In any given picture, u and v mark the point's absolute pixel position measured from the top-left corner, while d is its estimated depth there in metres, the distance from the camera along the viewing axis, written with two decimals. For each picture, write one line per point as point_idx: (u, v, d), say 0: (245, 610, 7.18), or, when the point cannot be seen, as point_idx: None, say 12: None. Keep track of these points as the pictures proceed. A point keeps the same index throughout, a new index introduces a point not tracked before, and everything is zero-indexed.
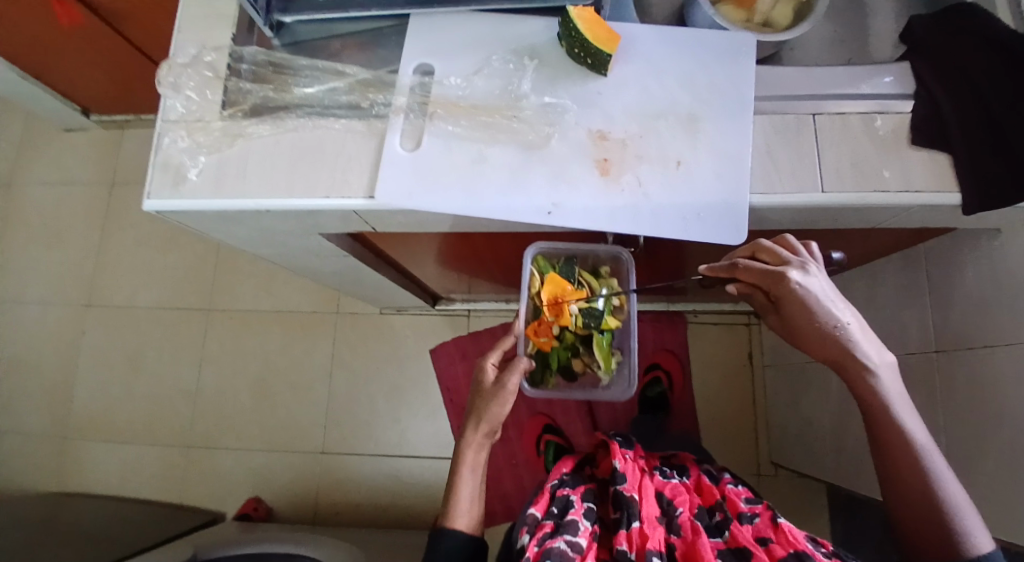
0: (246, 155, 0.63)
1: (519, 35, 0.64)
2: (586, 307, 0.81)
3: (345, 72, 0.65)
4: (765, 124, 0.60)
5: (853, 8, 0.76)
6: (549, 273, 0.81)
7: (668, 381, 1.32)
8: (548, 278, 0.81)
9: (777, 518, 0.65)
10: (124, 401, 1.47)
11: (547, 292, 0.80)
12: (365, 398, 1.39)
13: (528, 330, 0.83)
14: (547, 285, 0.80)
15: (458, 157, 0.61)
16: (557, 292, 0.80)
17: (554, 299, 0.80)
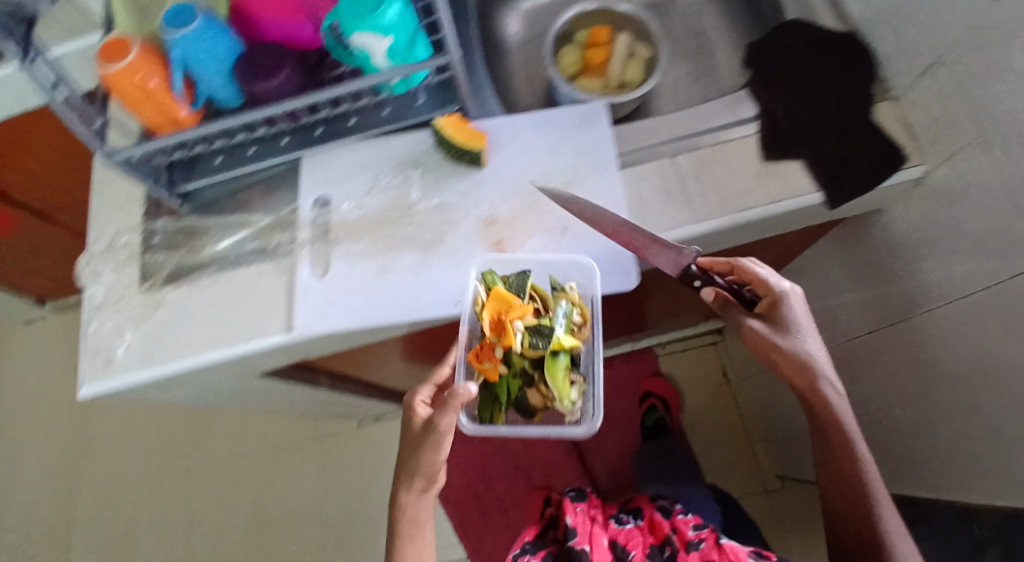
0: (169, 322, 0.67)
1: (400, 151, 0.70)
2: (535, 325, 0.59)
3: (249, 221, 0.70)
4: (632, 175, 0.66)
5: (698, 46, 0.83)
6: (495, 284, 0.59)
7: (666, 406, 1.31)
8: (491, 291, 0.58)
9: (720, 540, 0.81)
10: None
11: (488, 311, 0.58)
12: (363, 517, 1.35)
13: (468, 355, 0.60)
14: (489, 300, 0.58)
15: (363, 274, 0.65)
16: (498, 307, 0.58)
17: (496, 315, 0.58)
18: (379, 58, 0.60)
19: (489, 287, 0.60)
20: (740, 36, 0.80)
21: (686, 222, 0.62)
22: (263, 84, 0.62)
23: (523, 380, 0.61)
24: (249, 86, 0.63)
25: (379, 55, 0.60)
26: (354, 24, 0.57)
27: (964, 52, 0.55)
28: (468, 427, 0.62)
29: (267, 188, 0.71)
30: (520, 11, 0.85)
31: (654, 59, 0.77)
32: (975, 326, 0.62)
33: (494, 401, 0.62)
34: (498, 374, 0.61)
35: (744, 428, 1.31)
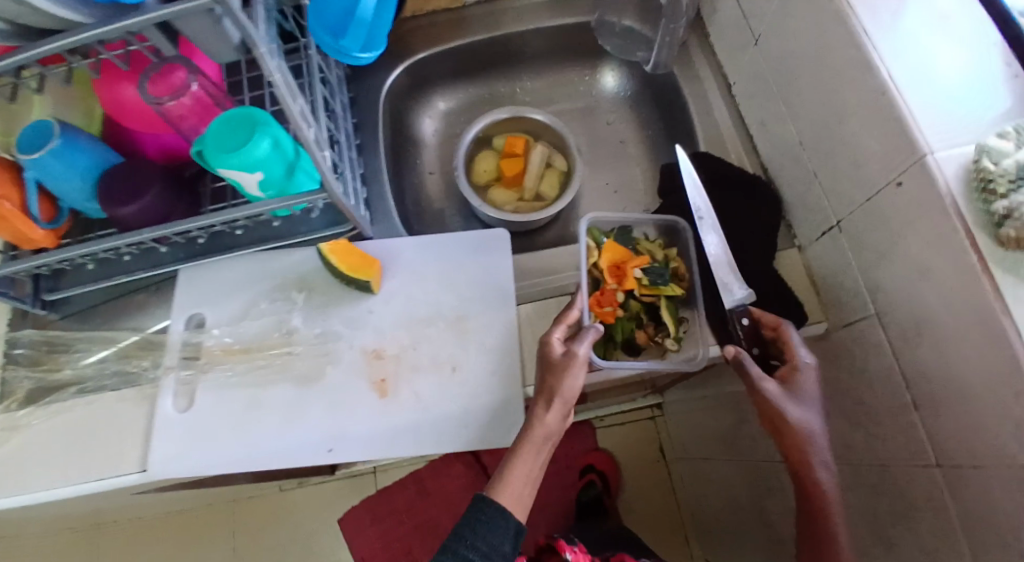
0: (19, 451, 0.60)
1: (286, 269, 0.66)
2: (654, 268, 0.60)
3: (114, 339, 0.65)
4: (528, 311, 0.63)
5: (621, 157, 0.80)
6: (608, 240, 0.61)
7: (603, 483, 1.27)
8: (605, 244, 0.61)
9: None
10: None
11: (607, 258, 0.59)
12: None
13: (589, 301, 0.57)
14: (606, 251, 0.60)
15: (232, 407, 0.60)
16: (618, 257, 0.60)
17: (614, 264, 0.60)
18: (253, 187, 0.57)
19: (594, 242, 0.62)
20: (662, 152, 0.78)
21: None
22: (123, 209, 0.57)
23: (634, 322, 0.61)
24: (109, 210, 0.58)
25: (252, 185, 0.57)
26: (220, 160, 0.53)
27: (860, 224, 0.52)
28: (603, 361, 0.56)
29: (144, 301, 0.67)
30: (436, 111, 0.82)
31: (570, 173, 0.76)
32: (863, 497, 0.59)
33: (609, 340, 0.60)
34: (614, 318, 0.59)
35: (677, 508, 1.27)
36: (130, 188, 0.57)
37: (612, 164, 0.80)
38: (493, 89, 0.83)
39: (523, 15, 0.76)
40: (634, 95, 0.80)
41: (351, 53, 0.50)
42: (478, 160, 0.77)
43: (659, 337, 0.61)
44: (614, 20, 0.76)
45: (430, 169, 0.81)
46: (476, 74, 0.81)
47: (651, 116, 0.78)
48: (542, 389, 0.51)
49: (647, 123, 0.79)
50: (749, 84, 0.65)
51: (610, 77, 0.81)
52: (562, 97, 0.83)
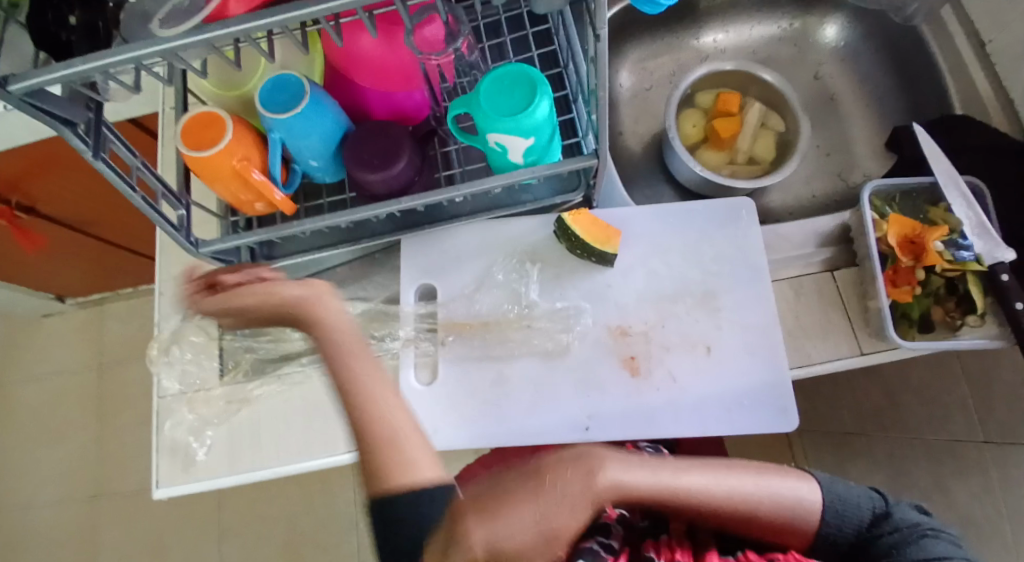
0: (255, 422, 0.60)
1: (514, 238, 0.63)
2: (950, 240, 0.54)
3: (344, 310, 0.63)
4: (783, 289, 0.60)
5: (828, 119, 0.77)
6: (892, 213, 0.55)
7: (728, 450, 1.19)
8: (892, 216, 0.55)
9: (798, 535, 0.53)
10: None
11: (896, 235, 0.54)
12: None
13: (884, 281, 0.54)
14: (895, 226, 0.54)
15: (478, 380, 0.59)
16: (908, 231, 0.54)
17: (906, 239, 0.54)
18: (516, 155, 0.53)
19: (877, 213, 0.56)
20: (880, 115, 0.74)
21: (851, 354, 0.56)
22: (372, 174, 0.54)
23: (933, 298, 0.55)
24: (354, 173, 0.55)
25: (517, 152, 0.53)
26: (492, 122, 0.49)
27: None
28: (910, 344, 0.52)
29: (361, 268, 0.65)
30: (631, 65, 0.79)
31: (789, 135, 0.71)
32: None
33: (905, 318, 0.54)
34: (910, 297, 0.54)
35: None
36: (381, 151, 0.54)
37: (823, 125, 0.77)
38: (691, 42, 0.80)
39: None
40: (854, 48, 0.77)
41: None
42: (685, 120, 0.74)
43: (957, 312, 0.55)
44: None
45: (624, 129, 0.79)
46: (676, 23, 0.79)
47: (878, 70, 0.75)
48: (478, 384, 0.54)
49: (870, 79, 0.76)
50: (1014, 45, 0.60)
51: (831, 26, 0.78)
52: (764, 50, 0.80)
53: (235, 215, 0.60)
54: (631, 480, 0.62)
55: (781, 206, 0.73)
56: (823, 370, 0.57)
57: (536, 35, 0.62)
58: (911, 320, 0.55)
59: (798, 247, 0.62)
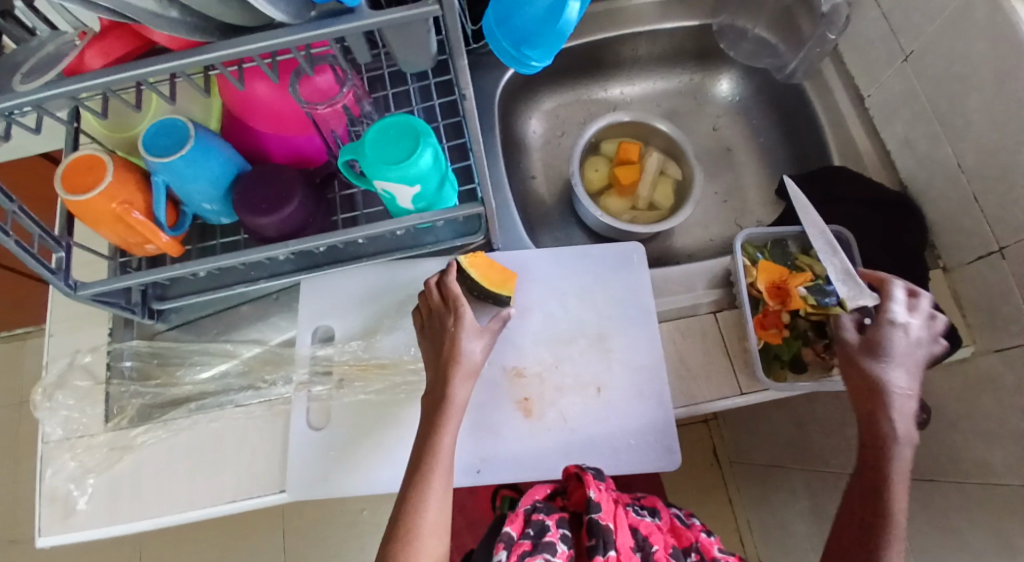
0: (138, 470, 0.58)
1: (413, 281, 0.64)
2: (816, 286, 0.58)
3: (237, 352, 0.62)
4: (672, 331, 0.62)
5: (726, 167, 0.82)
6: (761, 260, 0.60)
7: None
8: (761, 263, 0.59)
9: None
10: None
11: (764, 281, 0.58)
12: None
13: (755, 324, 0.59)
14: (762, 273, 0.59)
15: (372, 424, 0.59)
16: (776, 278, 0.59)
17: (773, 285, 0.59)
18: (405, 201, 0.54)
19: (749, 259, 0.60)
20: (773, 165, 0.79)
21: (731, 394, 0.58)
22: (263, 219, 0.54)
23: (801, 340, 0.60)
24: (245, 218, 0.55)
25: (405, 198, 0.54)
26: (379, 171, 0.50)
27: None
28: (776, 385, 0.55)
29: (260, 310, 0.64)
30: (540, 112, 0.82)
31: (685, 182, 0.75)
32: None
33: (777, 359, 0.58)
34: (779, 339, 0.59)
35: (732, 512, 1.21)
36: (272, 196, 0.54)
37: (721, 171, 0.82)
38: (598, 93, 0.84)
39: (642, 15, 0.76)
40: (748, 101, 0.82)
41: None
42: (590, 167, 0.77)
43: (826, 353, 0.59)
44: (745, 27, 0.77)
45: (535, 172, 0.81)
46: (583, 76, 0.82)
47: (770, 122, 0.80)
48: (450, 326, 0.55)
49: (763, 131, 0.81)
50: (884, 104, 0.65)
51: (725, 82, 0.83)
52: (667, 102, 0.85)
53: (124, 256, 0.59)
54: (576, 501, 0.53)
55: (682, 249, 0.76)
56: (706, 409, 0.59)
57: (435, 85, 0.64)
58: (782, 360, 0.59)
59: (687, 290, 0.64)
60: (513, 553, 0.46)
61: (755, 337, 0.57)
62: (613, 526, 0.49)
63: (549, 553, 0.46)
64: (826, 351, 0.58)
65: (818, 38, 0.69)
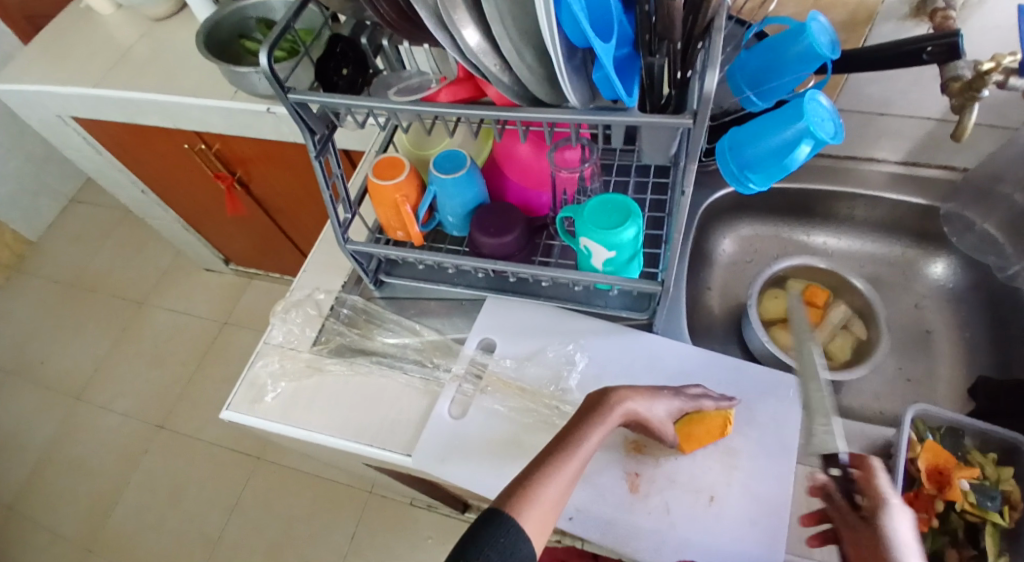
0: (317, 389, 0.73)
1: (577, 333, 0.72)
2: (981, 484, 0.54)
3: (420, 332, 0.76)
4: (804, 477, 0.62)
5: (914, 346, 0.79)
6: (931, 441, 0.56)
7: None
8: (927, 442, 0.56)
9: None
10: (153, 526, 1.53)
11: (925, 462, 0.55)
12: None
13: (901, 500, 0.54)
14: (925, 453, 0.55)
15: (497, 434, 0.67)
16: (940, 462, 0.55)
17: (935, 468, 0.55)
18: (598, 262, 0.65)
19: (914, 434, 0.57)
20: (969, 365, 0.75)
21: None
22: (488, 240, 0.68)
23: (948, 537, 0.54)
24: (474, 235, 0.69)
25: (599, 259, 0.64)
26: (588, 230, 0.61)
27: None
28: None
29: (448, 308, 0.78)
30: (736, 235, 0.90)
31: (868, 344, 0.76)
32: None
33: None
34: (925, 526, 0.54)
35: None
36: (502, 225, 0.68)
37: (909, 349, 0.79)
38: (800, 237, 0.89)
39: (866, 180, 0.82)
40: (961, 291, 0.80)
41: (751, 103, 0.63)
42: (770, 296, 0.81)
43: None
44: (973, 220, 0.76)
45: (712, 285, 0.87)
46: (789, 217, 0.88)
47: (981, 319, 0.77)
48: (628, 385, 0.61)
49: (970, 326, 0.78)
50: None
51: (938, 265, 0.82)
52: (870, 265, 0.86)
53: (380, 233, 0.77)
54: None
55: (839, 407, 0.74)
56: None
57: (656, 183, 0.76)
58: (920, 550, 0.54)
59: None
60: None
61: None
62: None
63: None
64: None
65: None
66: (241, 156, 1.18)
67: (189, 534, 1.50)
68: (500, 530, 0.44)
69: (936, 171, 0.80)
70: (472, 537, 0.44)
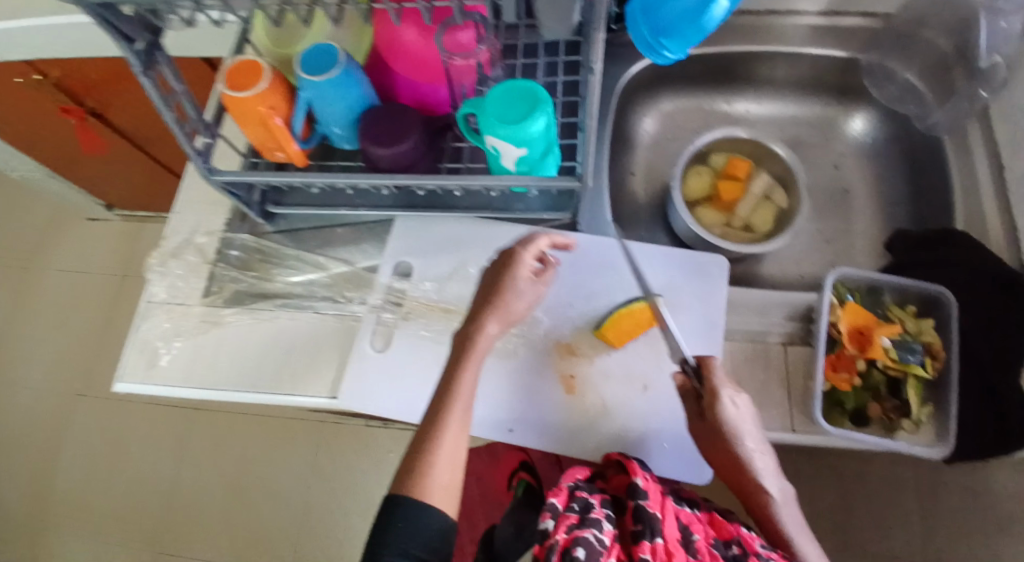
0: (217, 344, 0.65)
1: (496, 241, 0.67)
2: (901, 340, 0.54)
3: (326, 266, 0.68)
4: (734, 352, 0.60)
5: (836, 207, 0.78)
6: (850, 301, 0.56)
7: None
8: (849, 304, 0.56)
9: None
10: (104, 491, 1.43)
11: (847, 323, 0.55)
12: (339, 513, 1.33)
13: (824, 363, 0.55)
14: (846, 314, 0.55)
15: (425, 361, 0.62)
16: (860, 322, 0.55)
17: (856, 329, 0.55)
18: (509, 161, 0.57)
19: (837, 299, 0.57)
20: (887, 218, 0.76)
21: (780, 428, 0.56)
22: (380, 150, 0.59)
23: (870, 393, 0.54)
24: (365, 147, 0.60)
25: (509, 159, 0.57)
26: (492, 126, 0.54)
27: None
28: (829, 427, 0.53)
29: (353, 233, 0.70)
30: (656, 112, 0.84)
31: (787, 212, 0.74)
32: None
33: (836, 405, 0.54)
34: (846, 386, 0.55)
35: None
36: (393, 131, 0.59)
37: (830, 212, 0.78)
38: (722, 107, 0.84)
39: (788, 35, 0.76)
40: (880, 145, 0.79)
41: None
42: (694, 172, 0.77)
43: (895, 415, 0.54)
44: (895, 69, 0.75)
45: (636, 170, 0.83)
46: (710, 85, 0.83)
47: (897, 171, 0.76)
48: (495, 287, 0.56)
49: (888, 180, 0.77)
50: None
51: (858, 120, 0.80)
52: (792, 128, 0.83)
53: (255, 157, 0.66)
54: (616, 485, 0.55)
55: (767, 278, 0.74)
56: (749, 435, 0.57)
57: (565, 62, 0.67)
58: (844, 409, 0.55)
59: (763, 316, 0.62)
60: (560, 524, 0.49)
61: (820, 378, 0.54)
62: (660, 515, 0.50)
63: (596, 528, 0.48)
64: (894, 412, 0.53)
65: (971, 92, 0.67)
66: (79, 78, 0.97)
67: (137, 497, 1.42)
68: (395, 521, 0.46)
69: (855, 19, 0.73)
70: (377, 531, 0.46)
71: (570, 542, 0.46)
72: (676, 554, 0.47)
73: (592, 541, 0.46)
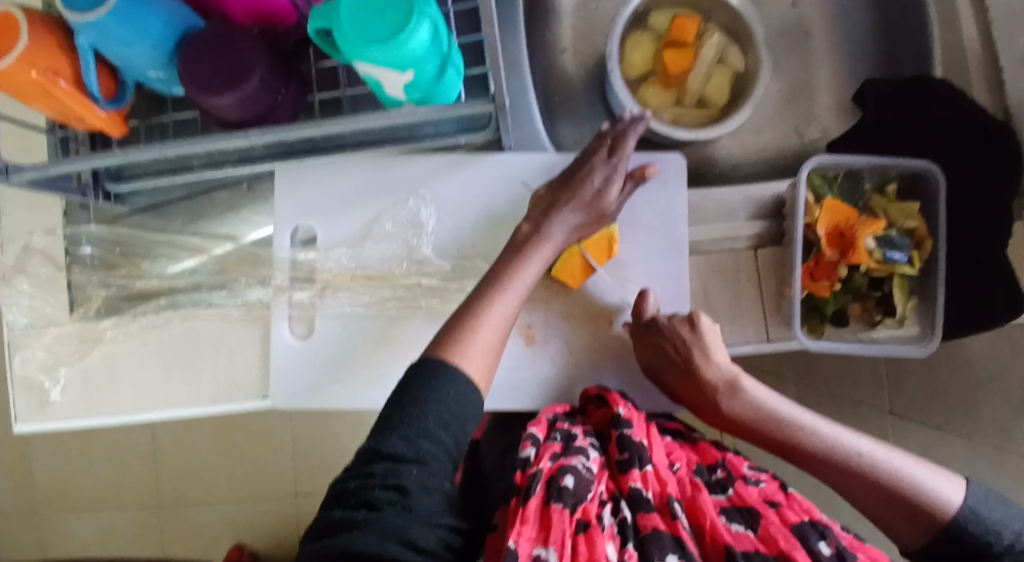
0: (110, 366, 0.54)
1: (410, 180, 0.55)
2: (882, 235, 0.49)
3: (205, 248, 0.57)
4: (700, 265, 0.54)
5: (796, 59, 0.67)
6: (829, 197, 0.50)
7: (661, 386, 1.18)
8: (826, 202, 0.49)
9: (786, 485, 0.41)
10: (53, 472, 1.10)
11: (825, 224, 0.49)
12: (332, 438, 1.04)
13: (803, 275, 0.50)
14: (823, 214, 0.49)
15: (358, 338, 0.54)
16: (839, 221, 0.49)
17: (835, 230, 0.49)
18: (394, 89, 0.44)
19: (812, 194, 0.50)
20: (854, 65, 0.65)
21: (754, 340, 0.52)
22: (220, 99, 0.44)
23: (852, 295, 0.51)
24: (198, 98, 0.44)
25: (395, 86, 0.43)
26: (361, 50, 0.38)
27: None
28: (815, 346, 0.49)
29: (229, 200, 0.58)
30: None
31: (745, 77, 0.63)
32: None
33: (816, 314, 0.51)
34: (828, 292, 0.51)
35: None
36: (224, 69, 0.43)
37: (792, 67, 0.67)
38: None
39: None
40: None
41: None
42: (630, 41, 0.63)
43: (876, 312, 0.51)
44: None
45: (566, 45, 0.68)
46: None
47: (866, 5, 0.64)
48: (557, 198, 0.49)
49: (853, 16, 0.65)
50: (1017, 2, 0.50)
51: None
52: None
53: (65, 129, 0.52)
54: (597, 422, 0.49)
55: (727, 158, 0.65)
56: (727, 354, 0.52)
57: None
58: (823, 314, 0.51)
59: (727, 218, 0.55)
60: (544, 452, 0.42)
61: (798, 288, 0.50)
62: (646, 443, 0.44)
63: (583, 456, 0.42)
64: (875, 309, 0.51)
65: None
66: None
67: (80, 475, 1.09)
68: (439, 383, 0.40)
69: None
70: (408, 388, 0.40)
71: (558, 470, 0.40)
72: (669, 481, 0.41)
73: (581, 469, 0.40)
